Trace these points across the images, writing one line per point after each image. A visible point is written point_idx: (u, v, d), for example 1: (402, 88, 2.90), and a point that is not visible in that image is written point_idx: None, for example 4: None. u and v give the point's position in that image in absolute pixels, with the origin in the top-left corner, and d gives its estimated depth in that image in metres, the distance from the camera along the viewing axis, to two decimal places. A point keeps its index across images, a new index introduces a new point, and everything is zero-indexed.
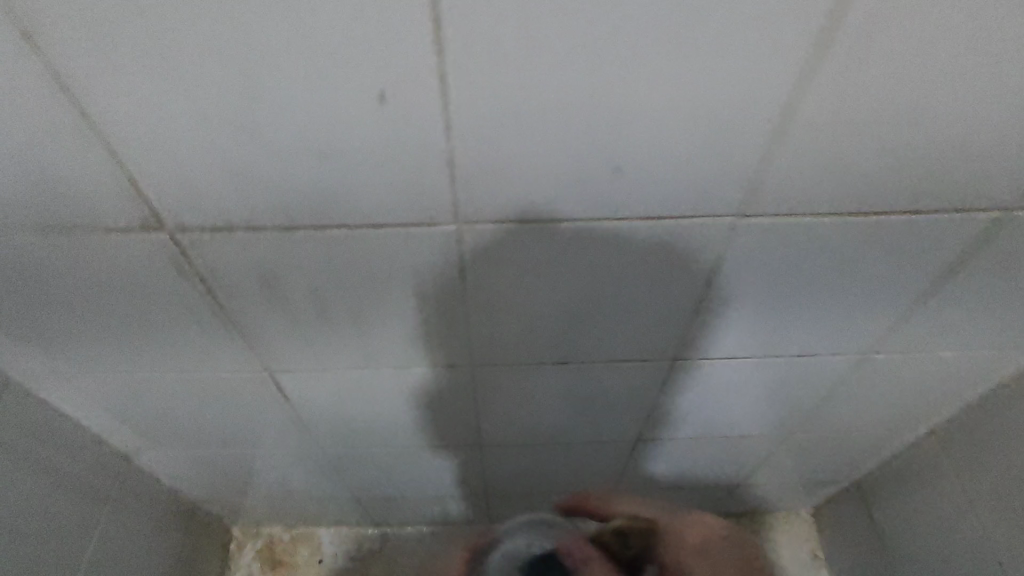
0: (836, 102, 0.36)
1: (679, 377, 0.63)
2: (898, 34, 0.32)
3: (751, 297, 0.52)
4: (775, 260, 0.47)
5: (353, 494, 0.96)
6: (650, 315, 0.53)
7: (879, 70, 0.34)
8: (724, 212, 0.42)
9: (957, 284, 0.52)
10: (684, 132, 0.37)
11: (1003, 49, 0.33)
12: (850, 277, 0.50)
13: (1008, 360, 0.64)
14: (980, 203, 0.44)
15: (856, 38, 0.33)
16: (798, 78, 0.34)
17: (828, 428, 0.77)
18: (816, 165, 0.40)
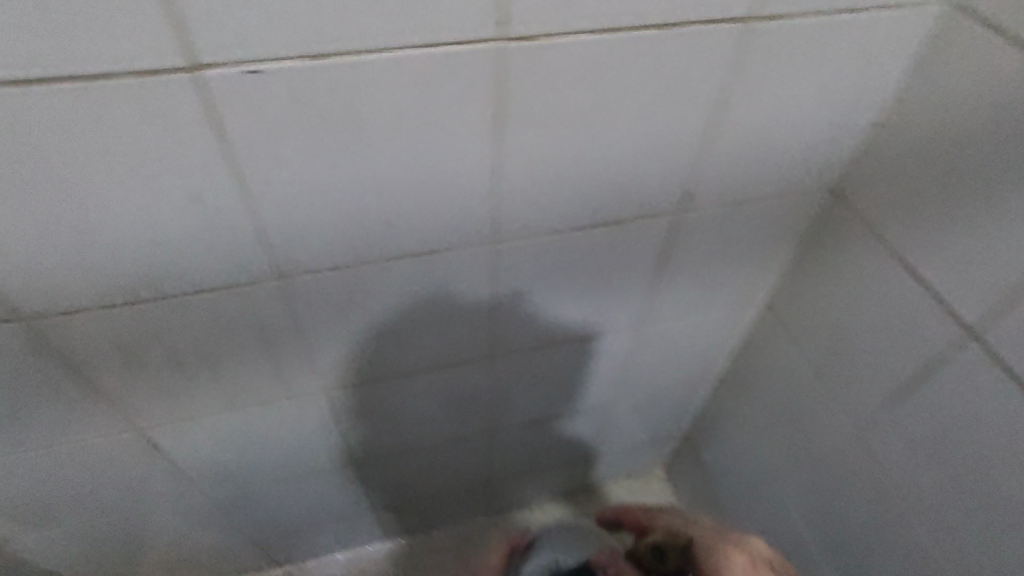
0: (538, 137, 0.48)
1: (497, 360, 0.75)
2: (562, 86, 0.45)
3: (526, 285, 0.64)
4: (530, 254, 0.60)
5: (249, 539, 1.00)
6: (449, 313, 0.64)
7: (562, 111, 0.46)
8: (490, 219, 0.54)
9: (691, 248, 0.67)
10: (436, 171, 0.48)
11: (635, 88, 0.47)
12: (612, 256, 0.64)
13: (765, 308, 0.80)
14: (681, 193, 0.58)
15: (535, 93, 0.44)
16: (506, 122, 0.46)
17: (638, 383, 0.92)
18: (548, 180, 0.52)
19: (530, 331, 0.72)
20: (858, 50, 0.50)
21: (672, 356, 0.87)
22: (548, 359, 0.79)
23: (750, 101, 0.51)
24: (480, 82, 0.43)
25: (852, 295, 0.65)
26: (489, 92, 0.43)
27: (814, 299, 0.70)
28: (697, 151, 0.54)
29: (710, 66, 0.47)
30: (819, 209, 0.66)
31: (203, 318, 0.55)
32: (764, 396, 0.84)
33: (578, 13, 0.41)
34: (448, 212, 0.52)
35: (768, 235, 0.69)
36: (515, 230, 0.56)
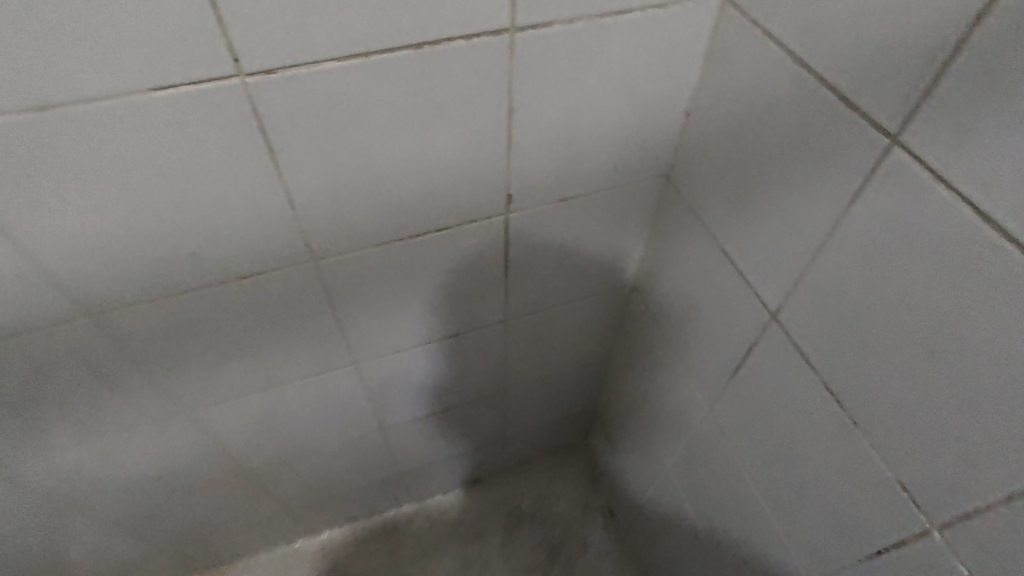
0: (309, 146, 0.47)
1: (370, 363, 0.76)
2: (315, 97, 0.44)
3: (370, 294, 0.65)
4: (363, 265, 0.60)
5: (153, 556, 0.98)
6: (298, 327, 0.65)
7: (325, 120, 0.46)
8: (288, 229, 0.53)
9: (528, 238, 0.66)
10: (207, 190, 0.47)
11: (398, 92, 0.46)
12: (445, 252, 0.63)
13: (630, 285, 0.81)
14: (495, 189, 0.58)
15: (287, 106, 0.44)
16: (264, 136, 0.45)
17: (531, 369, 0.93)
18: (338, 187, 0.51)
19: (393, 335, 0.72)
20: (638, 44, 0.50)
21: (559, 342, 0.89)
22: (424, 357, 0.80)
23: (535, 95, 0.51)
24: (236, 112, 0.43)
25: (691, 279, 0.66)
26: (250, 124, 0.44)
27: (665, 282, 0.72)
28: (495, 148, 0.54)
29: (475, 67, 0.47)
30: (651, 190, 0.66)
31: (32, 364, 0.55)
32: (643, 375, 0.86)
33: (316, 41, 0.41)
34: (255, 237, 0.52)
35: (616, 224, 0.70)
36: (335, 246, 0.56)
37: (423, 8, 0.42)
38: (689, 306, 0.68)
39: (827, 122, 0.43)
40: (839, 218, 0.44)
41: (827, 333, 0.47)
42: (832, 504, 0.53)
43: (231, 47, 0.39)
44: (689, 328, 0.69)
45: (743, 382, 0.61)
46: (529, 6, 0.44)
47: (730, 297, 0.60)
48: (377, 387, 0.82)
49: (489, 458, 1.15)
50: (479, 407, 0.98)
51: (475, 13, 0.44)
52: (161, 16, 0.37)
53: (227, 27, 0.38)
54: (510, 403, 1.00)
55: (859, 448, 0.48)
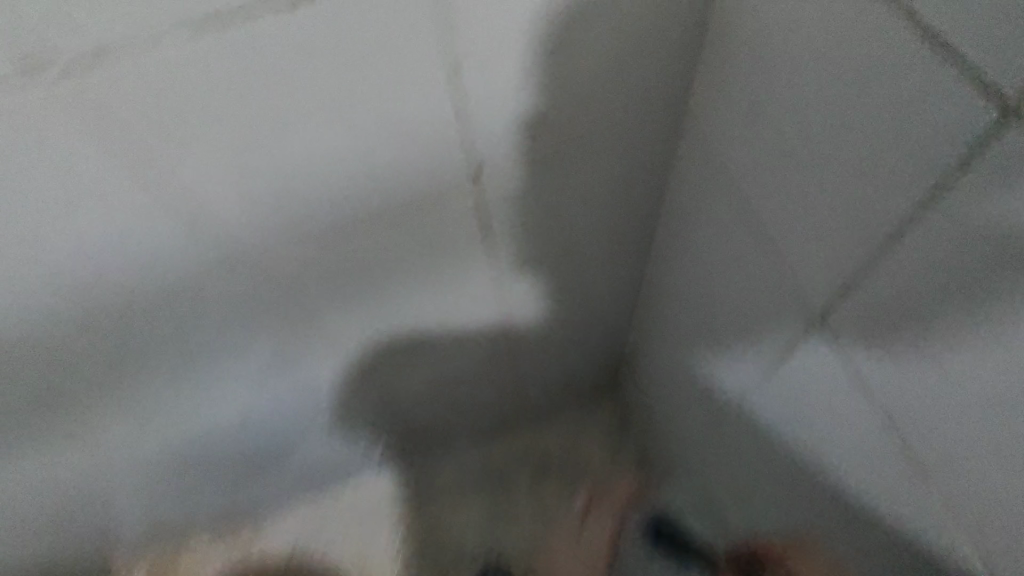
0: (226, 35, 0.40)
1: (384, 300, 0.72)
2: None
3: (368, 223, 0.59)
4: (349, 191, 0.55)
5: (194, 503, 1.00)
6: (297, 261, 0.61)
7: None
8: (234, 150, 0.48)
9: (519, 153, 0.58)
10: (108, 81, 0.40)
11: None
12: (424, 181, 0.57)
13: (647, 204, 0.73)
14: (464, 101, 0.51)
15: None
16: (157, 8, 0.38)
17: (564, 301, 0.86)
18: (275, 99, 0.45)
19: (400, 267, 0.67)
20: None
21: (592, 270, 0.81)
22: (443, 293, 0.74)
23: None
24: None
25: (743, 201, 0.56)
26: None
27: (712, 201, 0.61)
28: (446, 36, 0.45)
29: None
30: (660, 93, 0.57)
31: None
32: (688, 309, 0.77)
33: None
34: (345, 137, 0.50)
35: (620, 135, 0.60)
36: (302, 166, 0.51)
37: None
38: (743, 238, 0.58)
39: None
40: (923, 108, 0.34)
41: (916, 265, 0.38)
42: (936, 486, 0.44)
43: None
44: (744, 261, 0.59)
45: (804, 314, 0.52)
46: None
47: (779, 226, 0.50)
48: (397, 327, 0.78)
49: (514, 410, 1.10)
50: (510, 343, 0.92)
51: None
52: None
53: None
54: (543, 339, 0.94)
55: (973, 402, 0.39)
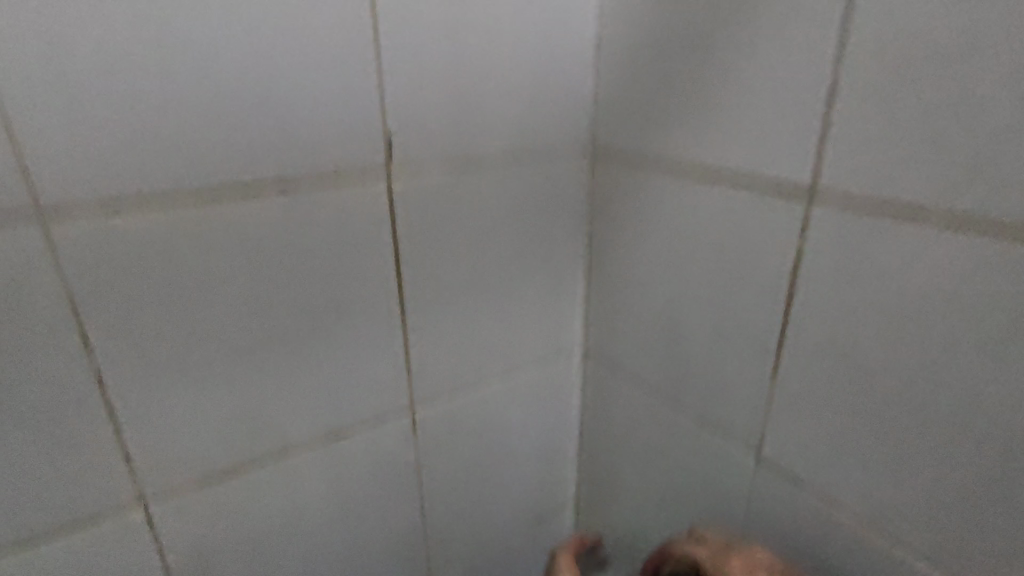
0: (169, 84, 0.35)
1: (203, 316, 0.40)
2: (187, 10, 0.34)
3: (204, 134, 0.36)
4: (201, 21, 0.35)
5: None
6: (79, 262, 0.35)
7: (195, 47, 0.35)
8: (107, 267, 0.36)
9: (426, 328, 0.50)
10: (45, 165, 0.33)
11: (282, 27, 0.37)
12: (316, 351, 0.45)
13: (563, 412, 0.63)
14: (379, 250, 0.45)
15: (155, 14, 0.34)
16: (104, 81, 0.33)
17: (490, 381, 0.56)
18: (182, 184, 0.37)
19: (257, 195, 0.39)
20: (524, 72, 0.48)
21: (519, 304, 0.55)
22: (304, 296, 0.43)
23: (420, 129, 0.44)
24: (84, 27, 0.32)
25: (683, 38, 0.44)
26: (97, 69, 0.33)
27: (639, 103, 0.48)
28: (374, 173, 0.43)
29: (351, 60, 0.40)
30: (564, 270, 0.57)
31: None
32: (649, 322, 0.53)
33: None
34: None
35: (533, 314, 0.56)
36: (143, 44, 0.34)
37: (309, 13, 0.38)
38: (699, 83, 0.43)
39: (723, 49, 0.41)
40: (809, 127, 0.38)
41: (861, 255, 0.36)
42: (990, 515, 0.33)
43: None
44: (702, 153, 0.45)
45: (801, 99, 0.38)
46: (403, 25, 0.41)
47: (716, 321, 0.47)
48: (230, 380, 0.42)
49: None
50: (409, 486, 0.54)
51: (354, 13, 0.39)
52: None
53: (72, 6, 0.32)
54: (458, 488, 0.58)
55: (992, 384, 0.32)
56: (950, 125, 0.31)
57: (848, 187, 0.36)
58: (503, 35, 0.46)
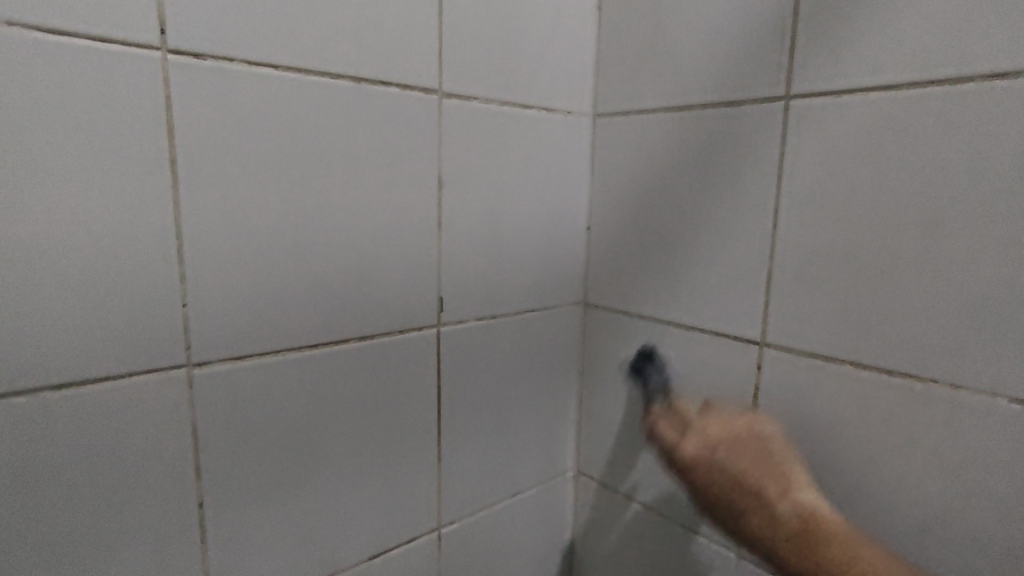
0: (298, 256, 0.45)
1: (292, 444, 0.47)
2: (321, 201, 0.45)
3: (317, 294, 0.46)
4: (328, 208, 0.46)
5: None
6: (212, 397, 0.42)
7: (321, 228, 0.46)
8: (227, 403, 0.43)
9: (456, 452, 0.58)
10: (202, 318, 0.41)
11: (381, 213, 0.49)
12: (372, 474, 0.52)
13: (556, 528, 0.71)
14: (428, 385, 0.54)
15: (300, 205, 0.44)
16: (256, 253, 0.43)
17: (502, 497, 0.64)
18: (294, 333, 0.45)
19: (346, 342, 0.48)
20: (542, 240, 0.61)
21: (527, 427, 0.64)
22: (370, 426, 0.51)
23: (465, 287, 0.56)
24: (254, 215, 0.42)
25: (660, 221, 0.58)
26: (254, 245, 0.43)
27: (624, 264, 0.62)
28: (430, 321, 0.54)
29: (424, 237, 0.52)
30: (562, 398, 0.68)
31: None
32: (637, 443, 0.64)
33: (334, 169, 0.46)
34: (314, 144, 0.45)
35: (537, 437, 0.66)
36: (287, 228, 0.44)
37: (399, 202, 0.50)
38: (674, 254, 0.58)
39: (687, 234, 0.56)
40: (753, 295, 0.52)
41: (801, 386, 0.49)
42: None
43: (261, 153, 0.42)
44: (672, 309, 0.59)
45: (752, 273, 0.52)
46: (462, 209, 0.55)
47: None
48: (299, 504, 0.48)
49: None
50: None
51: (429, 201, 0.52)
52: (237, 106, 0.41)
53: (248, 201, 0.42)
54: None
55: (911, 482, 0.44)
56: (852, 299, 0.46)
57: (785, 337, 0.50)
58: (530, 214, 0.60)
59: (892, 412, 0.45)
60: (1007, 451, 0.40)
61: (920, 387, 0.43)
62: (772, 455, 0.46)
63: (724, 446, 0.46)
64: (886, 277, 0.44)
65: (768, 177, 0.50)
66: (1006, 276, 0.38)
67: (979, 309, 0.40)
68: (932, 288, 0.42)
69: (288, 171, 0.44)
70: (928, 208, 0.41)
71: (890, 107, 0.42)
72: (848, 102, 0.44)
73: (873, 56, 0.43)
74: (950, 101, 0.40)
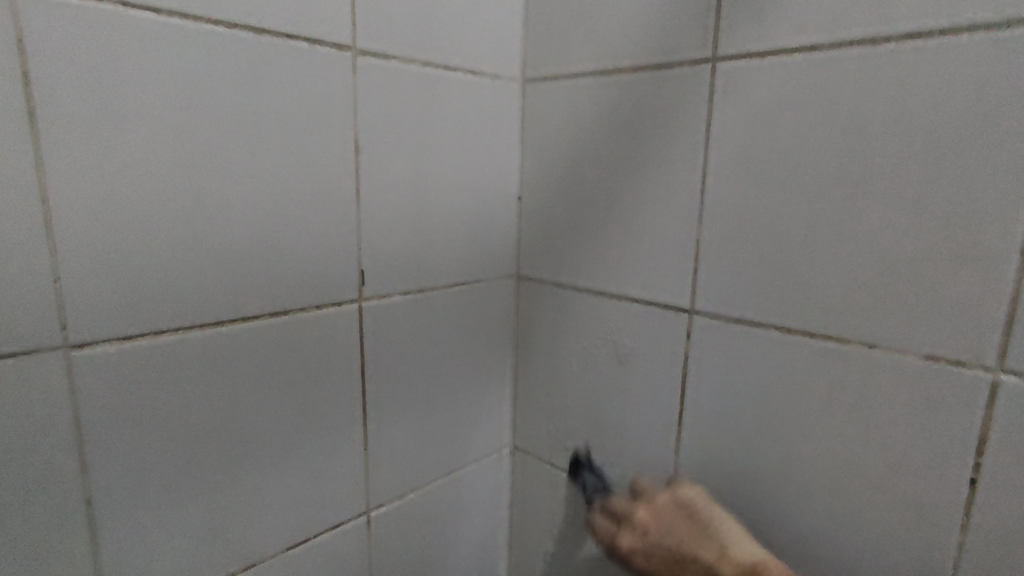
0: (193, 225, 0.41)
1: (195, 431, 0.43)
2: (218, 164, 0.41)
3: (217, 267, 0.42)
4: (227, 172, 0.42)
5: None
6: (95, 383, 0.38)
7: (220, 194, 0.42)
8: (116, 388, 0.39)
9: (383, 432, 0.55)
10: (80, 294, 0.37)
11: (290, 179, 0.45)
12: (289, 459, 0.49)
13: (492, 505, 0.70)
14: (350, 363, 0.51)
15: (193, 168, 0.40)
16: (143, 221, 0.38)
17: (435, 477, 0.62)
18: (193, 310, 0.41)
19: (254, 319, 0.45)
20: (471, 210, 0.59)
21: (459, 405, 0.62)
22: (284, 408, 0.47)
23: (389, 259, 0.53)
24: (136, 178, 0.38)
25: (591, 190, 0.57)
26: (139, 212, 0.38)
27: (555, 235, 0.61)
28: (350, 296, 0.50)
29: (340, 205, 0.49)
30: (496, 373, 0.66)
31: None
32: (571, 415, 0.63)
33: (233, 129, 0.42)
34: (209, 101, 0.40)
35: (470, 413, 0.64)
36: (178, 194, 0.40)
37: (311, 167, 0.46)
38: (605, 223, 0.56)
39: (618, 202, 0.55)
40: (682, 263, 0.51)
41: (728, 352, 0.49)
42: (840, 541, 0.45)
43: (141, 108, 0.38)
44: (603, 280, 0.57)
45: (682, 240, 0.51)
46: (383, 175, 0.51)
47: (626, 410, 0.58)
48: (208, 494, 0.44)
49: None
50: None
51: (345, 167, 0.49)
52: (109, 54, 0.36)
53: (129, 163, 0.37)
54: None
55: (830, 441, 0.45)
56: (774, 263, 0.46)
57: (713, 304, 0.50)
58: (457, 181, 0.57)
59: (813, 375, 0.45)
60: (918, 408, 0.41)
61: (839, 348, 0.43)
62: (708, 522, 0.46)
63: (663, 532, 0.46)
64: (808, 240, 0.44)
65: (696, 143, 0.49)
66: (919, 236, 0.39)
67: (894, 269, 0.40)
68: (851, 249, 0.42)
69: (176, 129, 0.39)
70: (848, 172, 0.41)
71: (812, 69, 0.42)
72: (771, 64, 0.44)
73: (796, 16, 0.42)
74: (870, 63, 0.40)
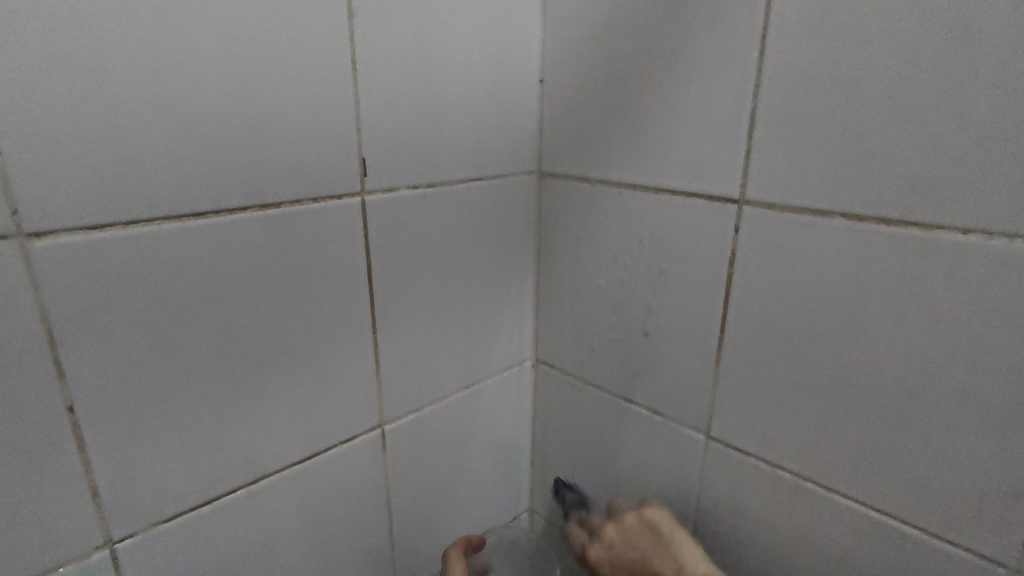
0: (160, 96, 0.35)
1: (184, 334, 0.39)
2: (183, 22, 0.35)
3: (194, 148, 0.36)
4: (197, 33, 0.35)
5: None
6: (62, 277, 0.33)
7: (190, 60, 0.35)
8: (88, 284, 0.34)
9: (395, 341, 0.51)
10: (32, 174, 0.31)
11: (272, 46, 0.38)
12: (293, 368, 0.45)
13: (514, 420, 0.66)
14: (355, 265, 0.46)
15: (153, 25, 0.34)
16: (98, 89, 0.33)
17: (453, 391, 0.58)
18: (170, 198, 0.36)
19: (242, 211, 0.39)
20: (486, 95, 0.52)
21: (478, 314, 0.58)
22: (284, 312, 0.43)
23: (394, 147, 0.46)
24: (84, 34, 0.32)
25: (625, 66, 0.49)
26: (93, 78, 0.32)
27: (583, 123, 0.53)
28: (351, 188, 0.44)
29: (334, 80, 0.42)
30: (517, 281, 0.61)
31: None
32: (599, 325, 0.58)
33: None
34: None
35: (489, 324, 0.59)
36: (137, 56, 0.33)
37: (298, 34, 0.39)
38: (640, 104, 0.49)
39: (657, 78, 0.47)
40: (732, 146, 0.44)
41: (783, 248, 0.43)
42: (905, 452, 0.41)
43: None
44: (638, 172, 0.51)
45: (733, 117, 0.44)
46: (384, 47, 0.44)
47: (661, 317, 0.52)
48: (206, 403, 0.41)
49: None
50: (377, 500, 0.54)
51: (338, 35, 0.41)
52: None
53: (72, 14, 0.31)
54: (423, 500, 0.58)
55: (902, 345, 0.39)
56: (848, 138, 0.38)
57: (767, 192, 0.43)
58: (469, 59, 0.50)
59: (888, 270, 0.39)
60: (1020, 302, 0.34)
61: (924, 237, 0.37)
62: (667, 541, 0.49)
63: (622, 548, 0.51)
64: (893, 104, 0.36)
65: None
66: None
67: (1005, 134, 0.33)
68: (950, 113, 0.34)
69: None
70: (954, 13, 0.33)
71: None
72: None
73: None
74: None
